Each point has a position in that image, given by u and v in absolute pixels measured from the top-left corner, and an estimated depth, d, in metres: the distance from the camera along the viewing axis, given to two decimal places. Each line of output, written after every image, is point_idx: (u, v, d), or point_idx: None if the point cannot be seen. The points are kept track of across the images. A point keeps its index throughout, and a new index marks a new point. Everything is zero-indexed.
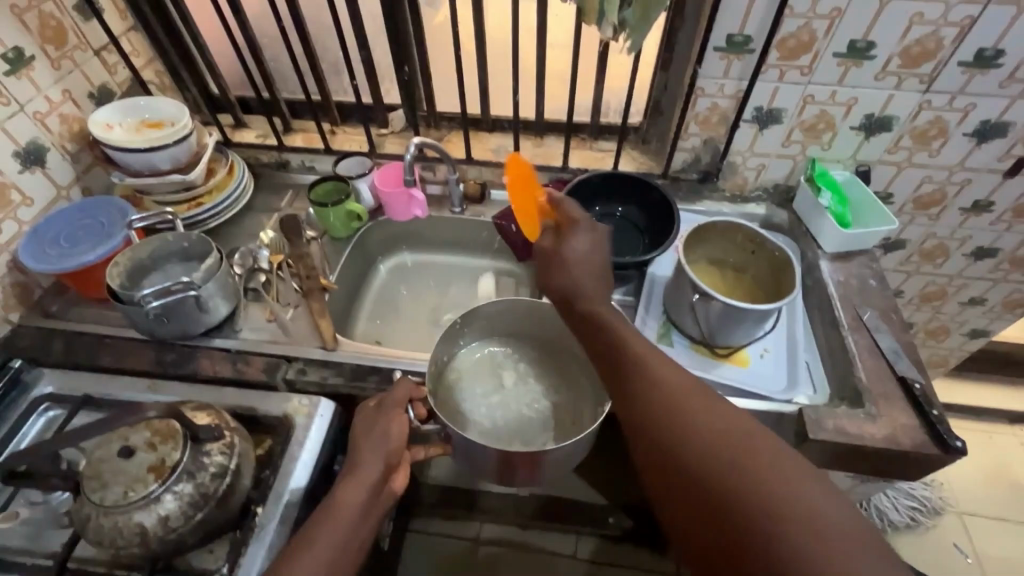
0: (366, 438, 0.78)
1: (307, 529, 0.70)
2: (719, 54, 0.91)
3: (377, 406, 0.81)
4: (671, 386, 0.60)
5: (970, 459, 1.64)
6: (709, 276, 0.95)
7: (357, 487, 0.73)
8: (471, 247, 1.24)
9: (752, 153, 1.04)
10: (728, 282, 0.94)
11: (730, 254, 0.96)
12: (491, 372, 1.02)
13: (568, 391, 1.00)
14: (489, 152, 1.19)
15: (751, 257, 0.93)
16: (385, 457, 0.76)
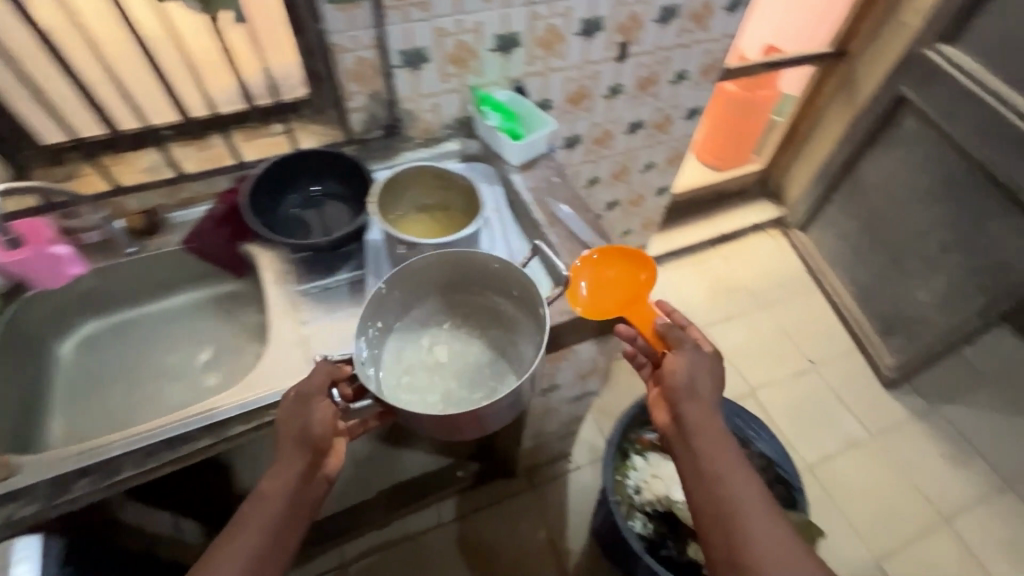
0: (291, 427, 0.75)
1: (227, 534, 0.69)
2: (336, 7, 0.91)
3: (300, 394, 0.76)
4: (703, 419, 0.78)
5: (699, 285, 2.21)
6: (414, 226, 0.99)
7: (285, 473, 0.73)
8: (172, 284, 1.06)
9: (420, 96, 1.10)
10: (435, 225, 1.00)
11: (429, 198, 1.01)
12: (421, 350, 0.93)
13: (503, 329, 0.94)
14: (142, 173, 1.01)
15: (445, 195, 1.00)
16: (308, 446, 0.74)
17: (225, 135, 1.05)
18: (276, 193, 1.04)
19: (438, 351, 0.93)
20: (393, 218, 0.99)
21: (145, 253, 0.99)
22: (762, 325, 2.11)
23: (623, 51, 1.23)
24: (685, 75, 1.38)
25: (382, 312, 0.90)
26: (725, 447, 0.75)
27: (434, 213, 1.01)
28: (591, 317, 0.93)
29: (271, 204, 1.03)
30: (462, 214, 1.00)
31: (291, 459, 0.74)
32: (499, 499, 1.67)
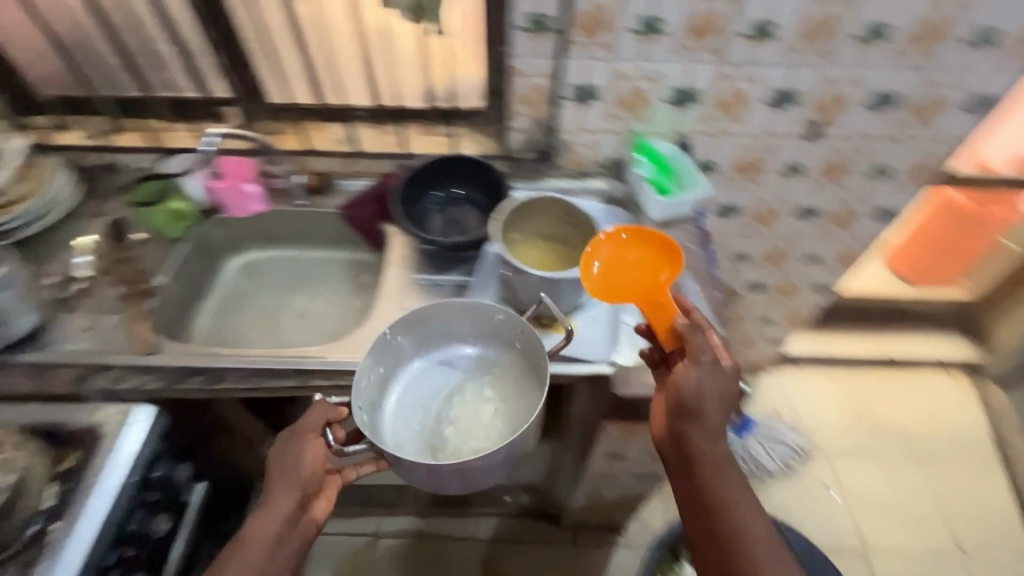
0: (281, 466, 0.84)
1: (228, 551, 0.80)
2: (527, 34, 0.96)
3: (294, 431, 0.85)
4: (710, 432, 0.79)
5: (839, 405, 1.89)
6: (531, 253, 0.99)
7: (265, 521, 0.81)
8: (321, 239, 1.21)
9: (581, 130, 1.11)
10: (551, 258, 0.99)
11: (553, 229, 1.01)
12: (458, 394, 0.93)
13: (514, 389, 0.92)
14: (332, 142, 1.18)
15: (568, 230, 1.00)
16: (299, 487, 0.83)
17: (402, 127, 1.18)
18: (425, 187, 1.13)
19: (478, 395, 0.92)
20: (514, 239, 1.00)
21: (310, 208, 1.16)
22: (905, 478, 1.74)
23: (814, 131, 1.11)
24: (886, 171, 1.19)
25: (383, 360, 0.91)
26: (750, 502, 0.77)
27: (553, 246, 1.00)
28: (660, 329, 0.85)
29: (416, 196, 1.12)
30: (583, 256, 0.99)
31: (284, 496, 0.83)
32: (538, 541, 1.60)
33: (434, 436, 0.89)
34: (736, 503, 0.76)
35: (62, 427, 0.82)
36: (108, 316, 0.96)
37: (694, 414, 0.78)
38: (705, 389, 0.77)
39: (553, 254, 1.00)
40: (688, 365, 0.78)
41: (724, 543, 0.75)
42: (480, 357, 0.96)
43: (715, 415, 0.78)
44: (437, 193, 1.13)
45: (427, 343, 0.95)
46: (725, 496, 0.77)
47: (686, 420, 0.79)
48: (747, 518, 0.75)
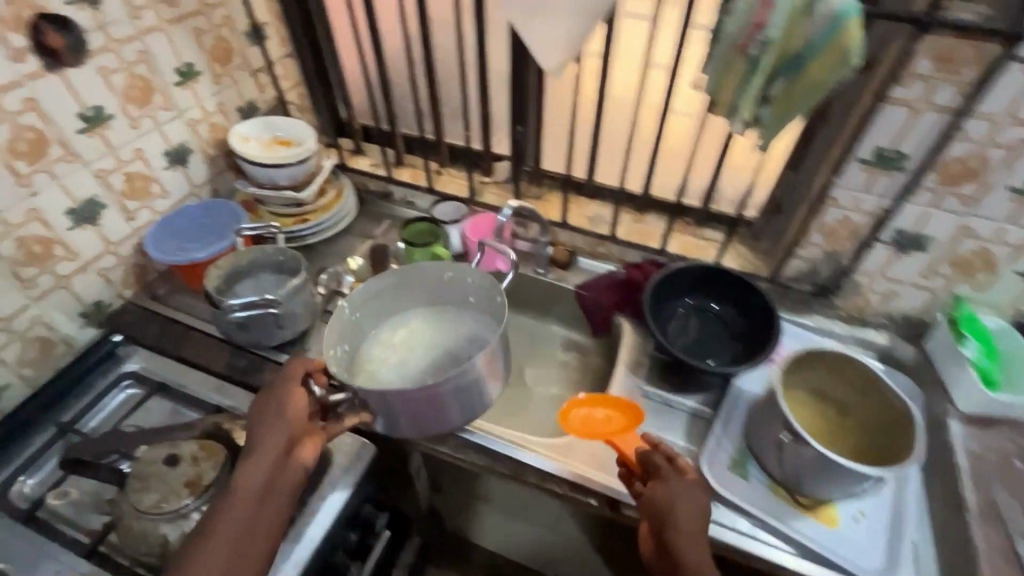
0: (266, 412, 0.75)
1: (214, 510, 0.67)
2: (863, 166, 0.83)
3: (273, 384, 0.77)
4: (678, 526, 0.69)
5: None
6: (802, 411, 0.83)
7: (261, 464, 0.70)
8: (546, 310, 1.19)
9: (882, 277, 0.94)
10: (824, 422, 0.82)
11: (832, 386, 0.84)
12: (394, 336, 0.98)
13: (439, 336, 0.97)
14: (585, 219, 1.16)
15: (853, 394, 0.82)
16: (286, 429, 0.73)
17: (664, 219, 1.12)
18: (677, 292, 1.04)
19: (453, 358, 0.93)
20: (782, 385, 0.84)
21: (549, 279, 1.14)
22: None
23: None
24: None
25: (347, 335, 0.93)
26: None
27: (827, 406, 0.84)
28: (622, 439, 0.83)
29: (667, 298, 1.03)
30: (859, 436, 0.81)
31: (271, 442, 0.72)
32: None
33: (386, 352, 0.95)
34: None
35: None
36: None
37: (672, 519, 0.70)
38: (681, 508, 0.71)
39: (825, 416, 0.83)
40: (664, 482, 0.73)
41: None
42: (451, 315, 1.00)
43: (681, 526, 0.69)
44: (688, 300, 1.04)
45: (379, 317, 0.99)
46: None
47: (670, 527, 0.69)
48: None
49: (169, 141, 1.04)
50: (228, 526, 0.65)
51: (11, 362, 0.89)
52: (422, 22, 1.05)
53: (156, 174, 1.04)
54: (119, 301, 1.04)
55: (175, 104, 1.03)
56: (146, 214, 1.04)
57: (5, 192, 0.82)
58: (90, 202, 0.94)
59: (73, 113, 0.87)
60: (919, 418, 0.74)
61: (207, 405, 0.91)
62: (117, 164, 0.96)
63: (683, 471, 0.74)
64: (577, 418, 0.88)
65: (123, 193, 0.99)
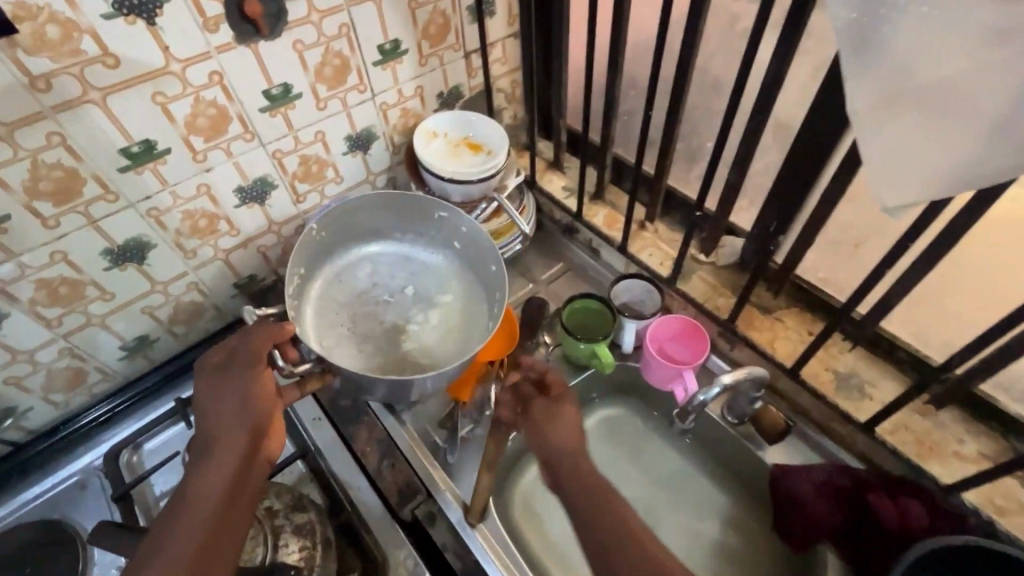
0: (224, 399, 0.65)
1: (158, 534, 0.56)
2: None
3: (231, 354, 0.67)
4: (581, 470, 0.67)
5: None
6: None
7: (216, 471, 0.60)
8: (717, 463, 0.86)
9: None
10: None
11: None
12: (392, 286, 0.86)
13: (441, 321, 0.83)
14: (829, 377, 0.77)
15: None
16: (248, 416, 0.64)
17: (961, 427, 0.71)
18: None
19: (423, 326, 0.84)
20: None
21: (739, 434, 0.79)
22: None
23: None
24: None
25: (308, 257, 0.81)
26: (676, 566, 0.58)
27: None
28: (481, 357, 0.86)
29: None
30: None
31: (226, 436, 0.63)
32: None
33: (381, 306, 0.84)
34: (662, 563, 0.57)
35: (367, 537, 0.73)
36: (469, 423, 0.83)
37: (561, 458, 0.68)
38: (566, 439, 0.70)
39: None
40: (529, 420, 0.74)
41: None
42: (423, 262, 0.88)
43: (584, 470, 0.67)
44: None
45: (348, 241, 0.86)
46: (668, 559, 0.58)
47: (572, 467, 0.67)
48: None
49: (354, 125, 0.92)
50: (178, 545, 0.55)
51: (163, 320, 0.91)
52: (690, 37, 0.72)
53: (333, 159, 0.94)
54: (272, 277, 1.01)
55: (369, 85, 0.89)
56: (315, 197, 0.96)
57: (181, 165, 0.77)
58: (261, 182, 0.87)
59: (259, 89, 0.78)
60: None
61: (299, 438, 0.82)
62: (294, 146, 0.87)
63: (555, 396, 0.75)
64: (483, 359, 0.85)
65: (296, 175, 0.91)
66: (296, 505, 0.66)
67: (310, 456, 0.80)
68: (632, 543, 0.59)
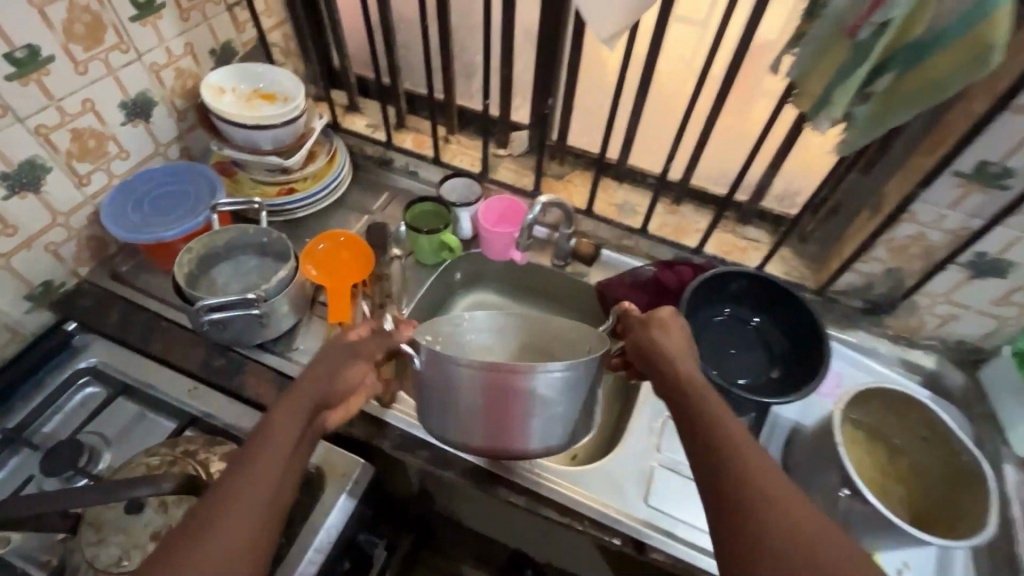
0: (339, 373, 0.64)
1: (256, 482, 0.50)
2: (957, 180, 0.71)
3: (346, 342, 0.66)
4: (678, 374, 0.61)
5: None
6: (860, 459, 0.76)
7: (292, 414, 0.57)
8: (560, 304, 1.08)
9: (946, 300, 0.84)
10: (875, 469, 0.75)
11: (890, 426, 0.76)
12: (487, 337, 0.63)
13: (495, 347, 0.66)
14: (613, 208, 1.03)
15: (902, 437, 0.76)
16: (327, 391, 0.62)
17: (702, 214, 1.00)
18: (715, 301, 0.94)
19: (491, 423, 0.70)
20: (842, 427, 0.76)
21: (569, 272, 1.01)
22: None
23: None
24: None
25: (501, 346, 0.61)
26: (758, 459, 0.51)
27: (883, 450, 0.76)
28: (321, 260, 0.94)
29: (704, 306, 0.93)
30: (914, 477, 0.75)
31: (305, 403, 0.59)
32: None
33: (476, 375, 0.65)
34: (735, 449, 0.52)
35: None
36: None
37: (665, 355, 0.64)
38: (671, 346, 0.65)
39: (881, 463, 0.76)
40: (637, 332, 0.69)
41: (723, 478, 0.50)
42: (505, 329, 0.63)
43: (681, 368, 0.62)
44: (725, 309, 0.95)
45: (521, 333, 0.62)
46: (749, 461, 0.50)
47: (668, 364, 0.63)
48: (792, 518, 0.46)
49: (126, 90, 0.86)
50: (265, 491, 0.50)
51: None
52: None
53: (111, 131, 0.86)
54: (73, 280, 0.89)
55: (131, 44, 0.84)
56: (101, 177, 0.87)
57: None
58: (30, 165, 0.77)
59: None
60: (993, 481, 0.66)
61: (183, 412, 0.80)
62: (61, 119, 0.79)
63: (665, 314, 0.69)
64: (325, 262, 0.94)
65: (71, 154, 0.82)
66: (213, 442, 0.65)
67: (200, 422, 0.79)
68: (707, 421, 0.55)
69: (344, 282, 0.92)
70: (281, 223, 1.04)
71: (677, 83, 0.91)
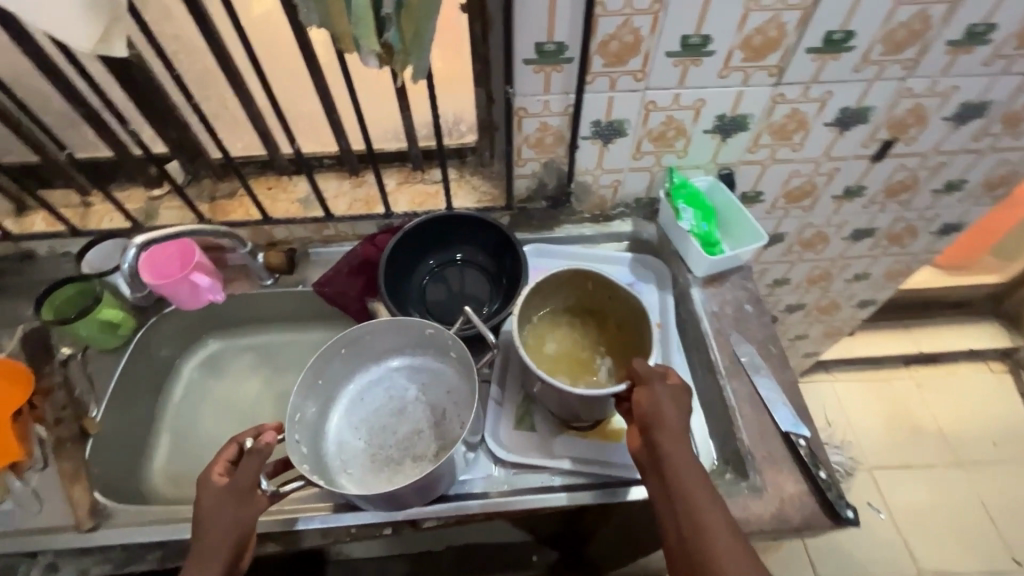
0: (227, 513, 0.61)
1: None
2: (532, 67, 0.73)
3: (226, 486, 0.63)
4: (668, 428, 0.62)
5: (875, 409, 1.79)
6: (564, 344, 0.81)
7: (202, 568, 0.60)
8: (295, 321, 1.00)
9: (602, 171, 0.90)
10: (584, 349, 0.81)
11: (583, 300, 0.82)
12: (366, 400, 0.80)
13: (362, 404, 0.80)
14: (296, 205, 0.96)
15: (597, 307, 0.82)
16: (231, 542, 0.61)
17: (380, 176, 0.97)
18: (419, 255, 0.92)
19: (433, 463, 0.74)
20: (537, 320, 0.81)
21: (282, 287, 0.95)
22: (960, 495, 1.63)
23: (883, 150, 0.91)
24: (958, 186, 1.01)
25: (374, 413, 0.80)
26: (717, 514, 0.58)
27: (588, 328, 0.82)
28: None
29: (409, 265, 0.92)
30: (621, 333, 0.81)
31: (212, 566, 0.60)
32: None
33: (361, 436, 0.78)
34: (678, 473, 0.60)
35: None
36: (37, 471, 0.76)
37: (659, 429, 0.62)
38: (670, 399, 0.64)
39: (588, 341, 0.81)
40: (644, 378, 0.66)
41: (690, 539, 0.57)
42: (387, 386, 0.81)
43: (658, 416, 0.63)
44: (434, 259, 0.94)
45: (385, 390, 0.81)
46: (706, 521, 0.57)
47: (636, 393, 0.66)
48: (706, 522, 0.57)
49: None
50: None
51: None
52: None
53: None
54: None
55: None
56: None
57: None
58: None
59: None
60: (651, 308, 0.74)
61: None
62: None
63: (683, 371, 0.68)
64: None
65: None
66: None
67: None
68: (689, 478, 0.60)
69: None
70: None
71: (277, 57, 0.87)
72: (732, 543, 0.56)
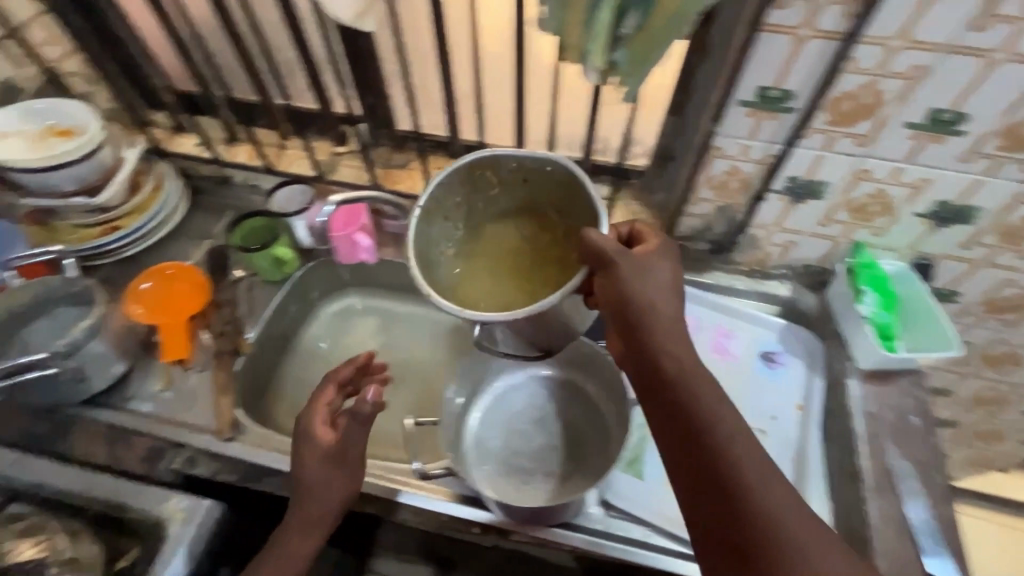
0: (336, 465, 0.67)
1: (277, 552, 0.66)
2: (746, 109, 0.69)
3: (328, 442, 0.68)
4: (656, 324, 0.60)
5: (1003, 562, 1.53)
6: (493, 273, 0.72)
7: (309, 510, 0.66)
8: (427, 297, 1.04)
9: (779, 228, 0.84)
10: (517, 251, 0.72)
11: (507, 203, 0.73)
12: (509, 401, 0.82)
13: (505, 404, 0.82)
14: None
15: (542, 196, 0.72)
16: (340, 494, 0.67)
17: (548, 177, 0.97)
18: None
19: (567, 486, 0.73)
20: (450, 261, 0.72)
21: None
22: None
23: None
24: None
25: (514, 416, 0.81)
26: (716, 411, 0.56)
27: (544, 228, 0.72)
28: (151, 299, 0.87)
29: None
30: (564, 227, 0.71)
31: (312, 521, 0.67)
32: None
33: (497, 434, 0.80)
34: (683, 387, 0.57)
35: (124, 513, 0.72)
36: (196, 372, 0.86)
37: (642, 323, 0.60)
38: (647, 285, 0.61)
39: (528, 242, 0.72)
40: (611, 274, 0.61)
41: (702, 454, 0.54)
42: (533, 394, 0.83)
43: (648, 307, 0.60)
44: None
45: (528, 398, 0.82)
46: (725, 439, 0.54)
47: (603, 284, 0.62)
48: (736, 450, 0.54)
49: None
50: None
51: None
52: None
53: None
54: None
55: None
56: None
57: None
58: None
59: None
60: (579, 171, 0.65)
61: (5, 486, 0.74)
62: None
63: (646, 248, 0.65)
64: (154, 296, 0.88)
65: None
66: None
67: (25, 494, 0.74)
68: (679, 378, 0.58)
69: (175, 317, 0.86)
70: (114, 265, 0.98)
71: (480, 51, 0.86)
72: (769, 467, 0.53)
